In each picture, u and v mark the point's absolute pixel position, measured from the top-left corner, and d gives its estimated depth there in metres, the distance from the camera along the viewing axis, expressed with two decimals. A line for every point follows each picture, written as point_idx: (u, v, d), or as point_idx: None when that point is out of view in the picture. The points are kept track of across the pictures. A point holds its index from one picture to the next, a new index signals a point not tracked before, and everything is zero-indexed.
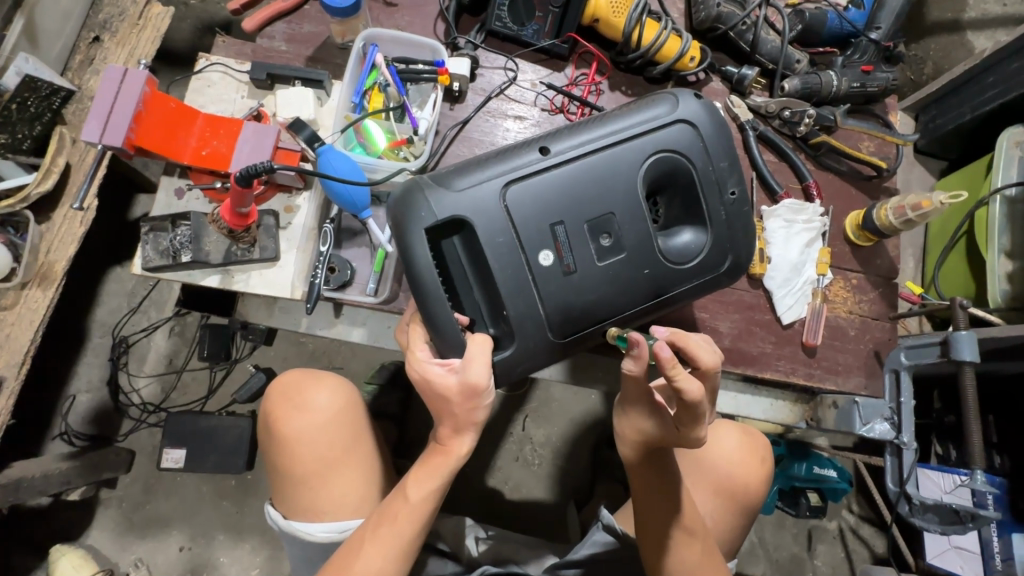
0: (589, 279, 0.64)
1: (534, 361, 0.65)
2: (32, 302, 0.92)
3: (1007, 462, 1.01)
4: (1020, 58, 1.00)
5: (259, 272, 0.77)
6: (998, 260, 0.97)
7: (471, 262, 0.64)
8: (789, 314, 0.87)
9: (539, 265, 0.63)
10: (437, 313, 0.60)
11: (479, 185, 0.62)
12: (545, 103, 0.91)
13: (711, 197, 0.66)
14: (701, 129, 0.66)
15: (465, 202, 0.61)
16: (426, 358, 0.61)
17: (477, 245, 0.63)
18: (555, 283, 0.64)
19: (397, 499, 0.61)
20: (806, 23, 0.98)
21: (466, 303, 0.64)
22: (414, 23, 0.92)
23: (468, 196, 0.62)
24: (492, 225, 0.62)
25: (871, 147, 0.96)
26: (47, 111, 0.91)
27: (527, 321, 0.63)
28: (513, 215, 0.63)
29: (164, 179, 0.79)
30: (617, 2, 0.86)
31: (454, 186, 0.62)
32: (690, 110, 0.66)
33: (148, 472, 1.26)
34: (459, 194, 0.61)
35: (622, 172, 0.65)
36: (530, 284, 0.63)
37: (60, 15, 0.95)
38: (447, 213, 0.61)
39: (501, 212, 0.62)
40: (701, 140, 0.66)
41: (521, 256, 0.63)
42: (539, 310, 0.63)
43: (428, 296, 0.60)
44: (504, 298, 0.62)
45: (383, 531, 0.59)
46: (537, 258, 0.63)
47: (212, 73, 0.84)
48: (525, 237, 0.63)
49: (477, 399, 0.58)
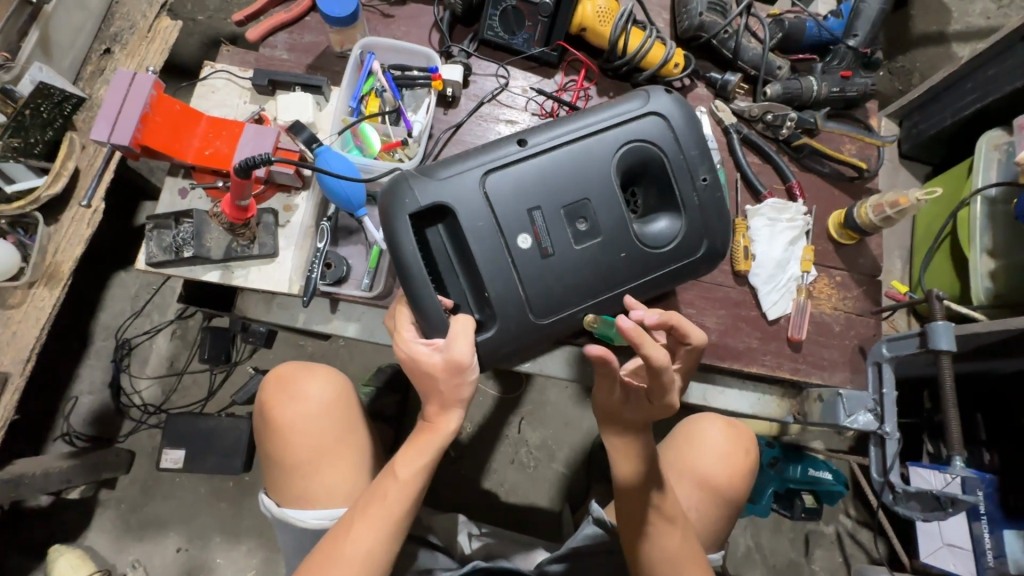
0: (567, 262, 0.67)
1: (519, 344, 0.68)
2: (39, 300, 0.95)
3: (995, 458, 1.01)
4: (997, 63, 1.04)
5: (259, 268, 0.80)
6: (980, 258, 0.99)
7: (454, 247, 0.67)
8: (774, 310, 0.89)
9: (518, 248, 0.66)
10: (422, 294, 0.63)
11: (460, 173, 0.65)
12: (536, 108, 0.95)
13: (683, 183, 0.69)
14: (672, 121, 0.69)
15: (447, 190, 0.64)
16: (412, 338, 0.63)
17: (459, 231, 0.66)
18: (535, 265, 0.66)
19: (385, 479, 0.62)
20: (786, 31, 1.02)
21: (451, 288, 0.67)
22: (410, 32, 0.97)
23: (450, 184, 0.65)
24: (472, 211, 0.65)
25: (853, 150, 0.99)
26: (58, 117, 0.95)
27: (508, 304, 0.66)
28: (493, 202, 0.66)
29: (168, 180, 0.82)
30: (603, 12, 0.90)
31: (437, 175, 0.65)
32: (662, 103, 0.69)
33: (147, 473, 1.28)
34: (441, 182, 0.64)
35: (597, 160, 0.68)
36: (509, 267, 0.66)
37: (73, 28, 1.00)
38: (430, 200, 0.64)
39: (481, 198, 0.65)
40: (672, 130, 0.69)
41: (501, 239, 0.66)
42: (520, 292, 0.66)
43: (414, 279, 0.63)
44: (485, 280, 0.65)
45: (373, 510, 0.61)
46: (516, 242, 0.66)
47: (216, 80, 0.88)
48: (504, 221, 0.66)
49: (460, 378, 0.61)
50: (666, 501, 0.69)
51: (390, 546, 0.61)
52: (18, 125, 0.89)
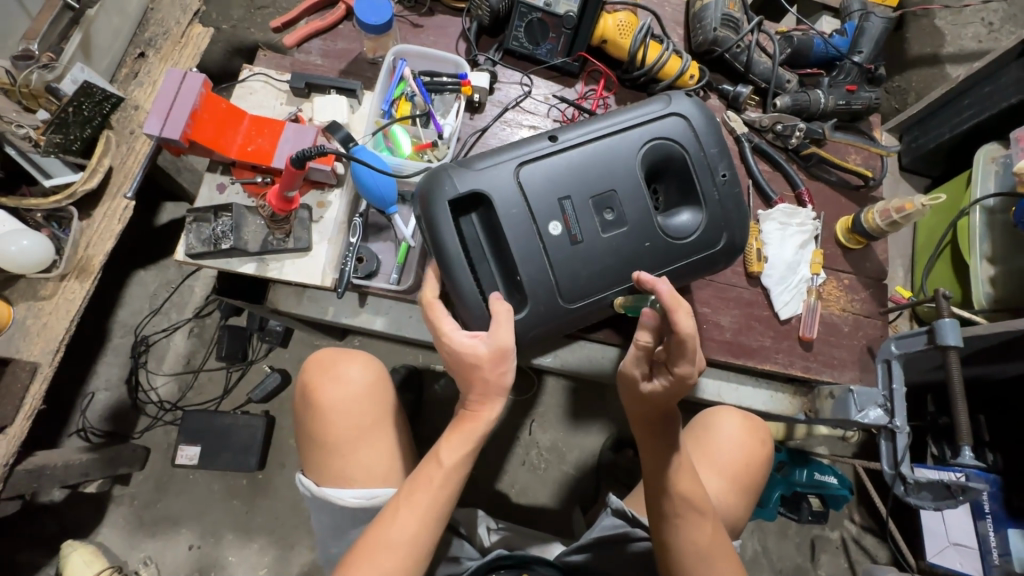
0: (594, 248, 0.70)
1: (547, 328, 0.71)
2: (70, 293, 0.97)
3: (999, 459, 1.05)
4: (992, 82, 1.10)
5: (293, 261, 0.83)
6: (980, 265, 1.04)
7: (487, 234, 0.71)
8: (786, 310, 0.93)
9: (548, 234, 0.69)
10: (458, 275, 0.67)
11: (496, 165, 0.69)
12: (557, 115, 0.99)
13: (703, 179, 0.73)
14: (693, 121, 0.74)
15: (483, 179, 0.68)
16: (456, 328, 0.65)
17: (493, 219, 0.70)
18: (564, 251, 0.70)
19: (430, 463, 0.64)
20: (795, 47, 1.06)
21: (482, 273, 0.70)
22: (438, 42, 1.01)
23: (486, 174, 0.68)
24: (506, 199, 0.69)
25: (858, 159, 1.04)
26: (97, 116, 0.98)
27: (539, 287, 0.69)
28: (526, 192, 0.69)
29: (207, 175, 0.86)
30: (623, 25, 0.95)
31: (474, 165, 0.69)
32: (683, 106, 0.74)
33: (161, 469, 1.28)
34: (478, 172, 0.68)
35: (623, 156, 0.72)
36: (541, 253, 0.69)
37: (112, 32, 1.03)
38: (466, 188, 0.68)
39: (515, 188, 0.69)
40: (694, 130, 0.73)
41: (533, 226, 0.69)
42: (550, 277, 0.69)
43: (452, 264, 0.67)
44: (518, 265, 0.69)
45: (418, 492, 0.63)
46: (547, 229, 0.69)
47: (254, 82, 0.92)
48: (536, 210, 0.69)
49: (499, 366, 0.63)
50: (693, 493, 0.69)
51: (430, 528, 0.63)
52: (61, 122, 0.92)
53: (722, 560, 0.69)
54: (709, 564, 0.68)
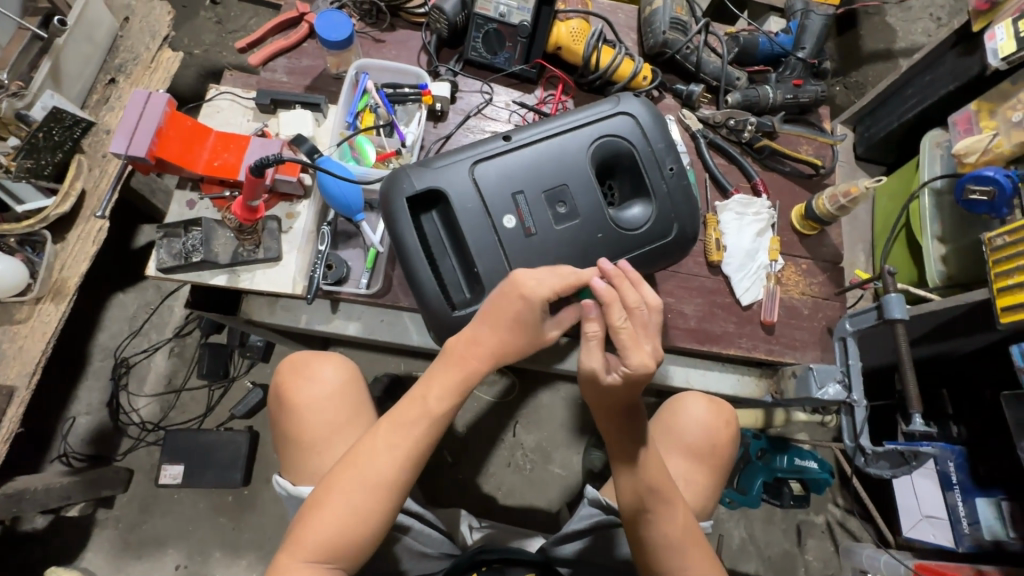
0: (548, 240, 0.73)
1: None
2: (45, 315, 0.98)
3: (963, 430, 1.09)
4: (931, 71, 1.15)
5: (263, 271, 0.85)
6: (932, 245, 1.08)
7: (447, 230, 0.75)
8: (747, 296, 0.96)
9: (503, 227, 0.72)
10: (417, 267, 0.71)
11: (452, 164, 0.73)
12: (518, 120, 1.03)
13: (652, 172, 0.76)
14: (641, 120, 0.77)
15: (440, 177, 0.72)
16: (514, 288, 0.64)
17: (451, 214, 0.74)
18: (519, 242, 0.73)
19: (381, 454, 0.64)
20: (741, 46, 1.12)
21: (443, 267, 0.74)
22: (400, 55, 1.05)
23: (442, 172, 0.72)
24: (462, 195, 0.72)
25: (809, 149, 1.09)
26: (69, 140, 1.00)
27: (495, 277, 0.72)
28: (481, 188, 0.73)
29: (177, 192, 0.88)
30: (576, 32, 0.99)
31: (432, 165, 0.73)
32: (631, 105, 0.77)
33: (146, 490, 1.28)
34: (435, 170, 0.72)
35: (573, 153, 0.75)
36: (496, 245, 0.72)
37: (82, 59, 1.05)
38: (424, 186, 0.72)
39: (471, 184, 0.73)
40: (642, 128, 0.76)
41: (488, 220, 0.72)
42: (506, 268, 0.72)
43: (411, 257, 0.71)
44: (474, 257, 0.72)
45: (403, 429, 0.65)
46: (502, 222, 0.73)
47: (221, 101, 0.94)
48: (491, 205, 0.73)
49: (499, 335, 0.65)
50: (662, 482, 0.70)
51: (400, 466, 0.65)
52: (32, 148, 0.94)
53: (695, 549, 0.69)
54: (682, 555, 0.69)
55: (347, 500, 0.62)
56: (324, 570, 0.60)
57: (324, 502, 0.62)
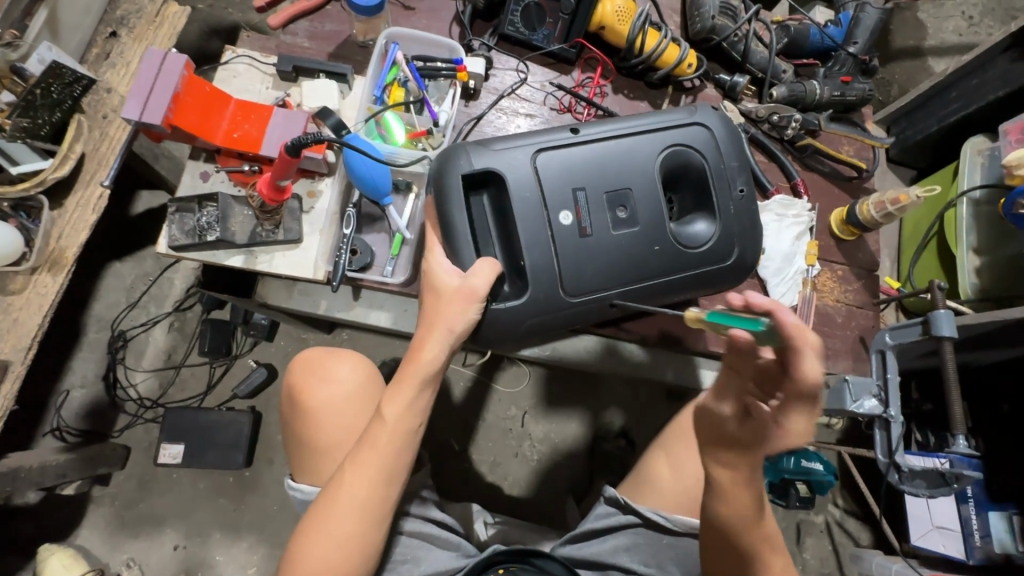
0: (602, 244, 0.69)
1: (546, 318, 0.69)
2: (41, 286, 0.92)
3: (981, 444, 1.09)
4: (978, 75, 1.11)
5: (283, 253, 0.80)
6: (967, 256, 1.06)
7: (497, 217, 0.70)
8: (782, 301, 0.93)
9: (559, 223, 0.68)
10: (465, 250, 0.67)
11: (514, 148, 0.69)
12: (554, 103, 0.97)
13: (721, 191, 0.73)
14: (715, 134, 0.74)
15: (499, 160, 0.68)
16: (441, 257, 0.67)
17: (505, 200, 0.69)
18: (571, 242, 0.68)
19: (375, 423, 0.65)
20: (792, 37, 1.07)
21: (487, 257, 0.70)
22: (431, 25, 0.98)
23: (503, 156, 0.68)
24: (520, 182, 0.68)
25: (851, 150, 1.05)
26: (68, 99, 0.91)
27: (543, 275, 0.67)
28: (542, 178, 0.68)
29: (189, 163, 0.81)
30: (622, 11, 0.92)
31: (492, 147, 0.69)
32: (707, 117, 0.74)
33: (143, 468, 1.24)
34: (495, 153, 0.68)
35: (642, 156, 0.71)
36: (548, 242, 0.68)
37: (80, 8, 0.96)
38: (482, 167, 0.68)
39: (532, 174, 0.68)
40: (716, 142, 0.73)
41: (543, 213, 0.68)
42: (555, 265, 0.68)
43: (460, 239, 0.67)
44: (523, 249, 0.67)
45: (379, 441, 0.64)
46: (558, 217, 0.68)
47: (238, 64, 0.87)
48: (549, 197, 0.69)
49: (467, 306, 0.64)
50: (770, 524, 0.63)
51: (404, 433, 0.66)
52: (28, 105, 0.87)
53: None
54: None
55: (361, 476, 0.64)
56: (351, 539, 0.64)
57: (341, 488, 0.64)
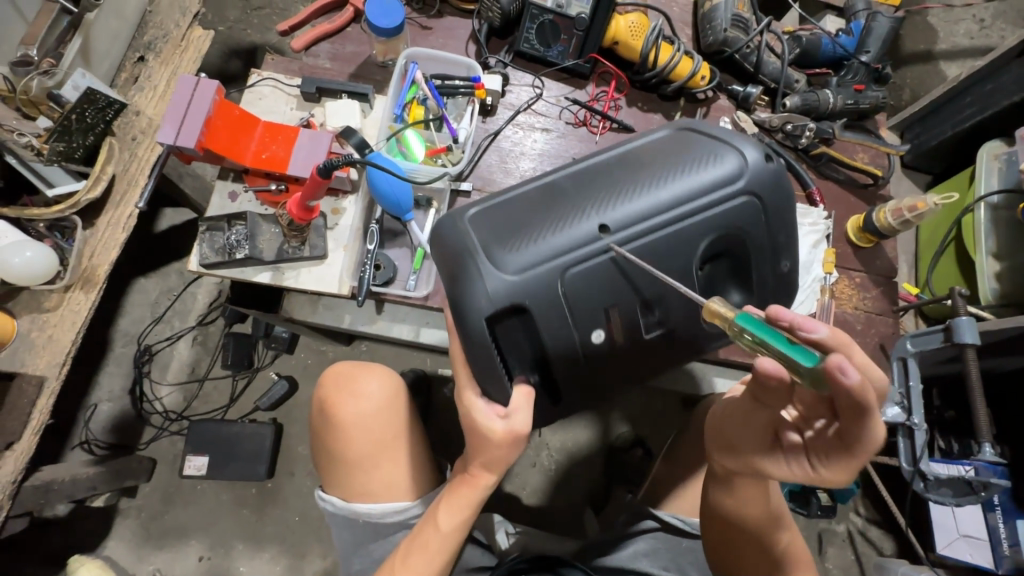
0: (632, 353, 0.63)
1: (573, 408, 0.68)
2: (75, 303, 0.95)
3: (1006, 451, 1.08)
4: (993, 80, 1.12)
5: (308, 269, 0.82)
6: (987, 261, 1.05)
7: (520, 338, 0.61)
8: (799, 309, 0.94)
9: (591, 344, 0.60)
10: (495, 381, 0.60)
11: (537, 269, 0.57)
12: (569, 117, 0.98)
13: (763, 267, 0.63)
14: (763, 195, 0.61)
15: (521, 290, 0.57)
16: (475, 397, 0.62)
17: (529, 326, 0.59)
18: (603, 356, 0.62)
19: (429, 528, 0.68)
20: (803, 47, 1.09)
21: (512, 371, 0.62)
22: (448, 44, 1.00)
23: (525, 283, 0.57)
24: (546, 311, 0.58)
25: (866, 157, 1.05)
26: (100, 122, 0.95)
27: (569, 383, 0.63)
28: (570, 300, 0.58)
29: (219, 183, 0.84)
30: (635, 27, 0.95)
31: (510, 270, 0.57)
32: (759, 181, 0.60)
33: (169, 480, 1.26)
34: (516, 282, 0.56)
35: (685, 247, 0.59)
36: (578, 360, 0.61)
37: (110, 35, 1.00)
38: (503, 301, 0.57)
39: (560, 299, 0.58)
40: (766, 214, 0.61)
41: (574, 336, 0.59)
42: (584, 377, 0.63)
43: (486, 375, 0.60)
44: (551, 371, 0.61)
45: (430, 545, 0.68)
46: (589, 337, 0.60)
47: (263, 87, 0.90)
48: (579, 317, 0.59)
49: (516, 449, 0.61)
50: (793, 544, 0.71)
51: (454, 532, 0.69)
52: (65, 130, 0.89)
53: None
54: None
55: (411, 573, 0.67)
56: None
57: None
